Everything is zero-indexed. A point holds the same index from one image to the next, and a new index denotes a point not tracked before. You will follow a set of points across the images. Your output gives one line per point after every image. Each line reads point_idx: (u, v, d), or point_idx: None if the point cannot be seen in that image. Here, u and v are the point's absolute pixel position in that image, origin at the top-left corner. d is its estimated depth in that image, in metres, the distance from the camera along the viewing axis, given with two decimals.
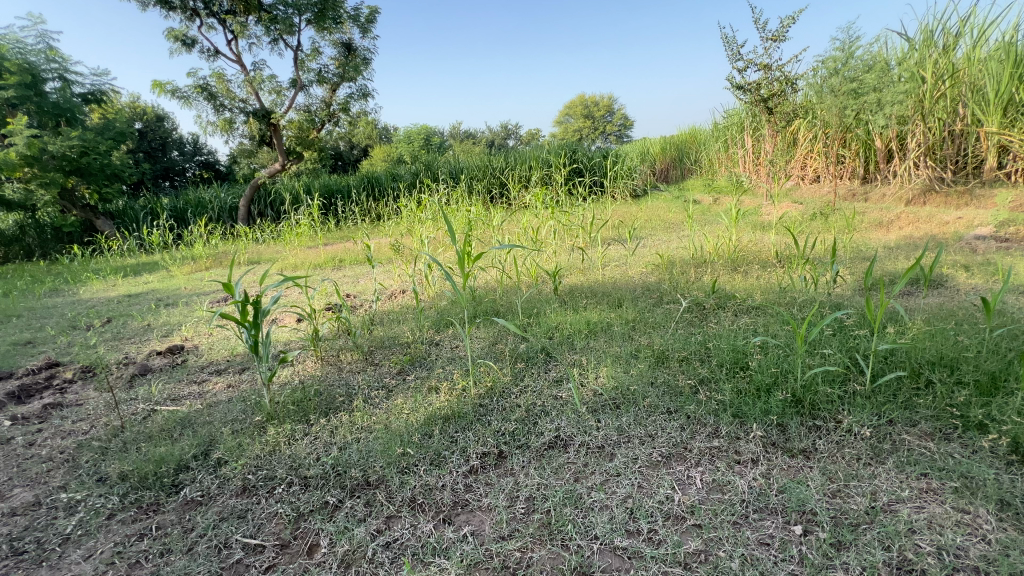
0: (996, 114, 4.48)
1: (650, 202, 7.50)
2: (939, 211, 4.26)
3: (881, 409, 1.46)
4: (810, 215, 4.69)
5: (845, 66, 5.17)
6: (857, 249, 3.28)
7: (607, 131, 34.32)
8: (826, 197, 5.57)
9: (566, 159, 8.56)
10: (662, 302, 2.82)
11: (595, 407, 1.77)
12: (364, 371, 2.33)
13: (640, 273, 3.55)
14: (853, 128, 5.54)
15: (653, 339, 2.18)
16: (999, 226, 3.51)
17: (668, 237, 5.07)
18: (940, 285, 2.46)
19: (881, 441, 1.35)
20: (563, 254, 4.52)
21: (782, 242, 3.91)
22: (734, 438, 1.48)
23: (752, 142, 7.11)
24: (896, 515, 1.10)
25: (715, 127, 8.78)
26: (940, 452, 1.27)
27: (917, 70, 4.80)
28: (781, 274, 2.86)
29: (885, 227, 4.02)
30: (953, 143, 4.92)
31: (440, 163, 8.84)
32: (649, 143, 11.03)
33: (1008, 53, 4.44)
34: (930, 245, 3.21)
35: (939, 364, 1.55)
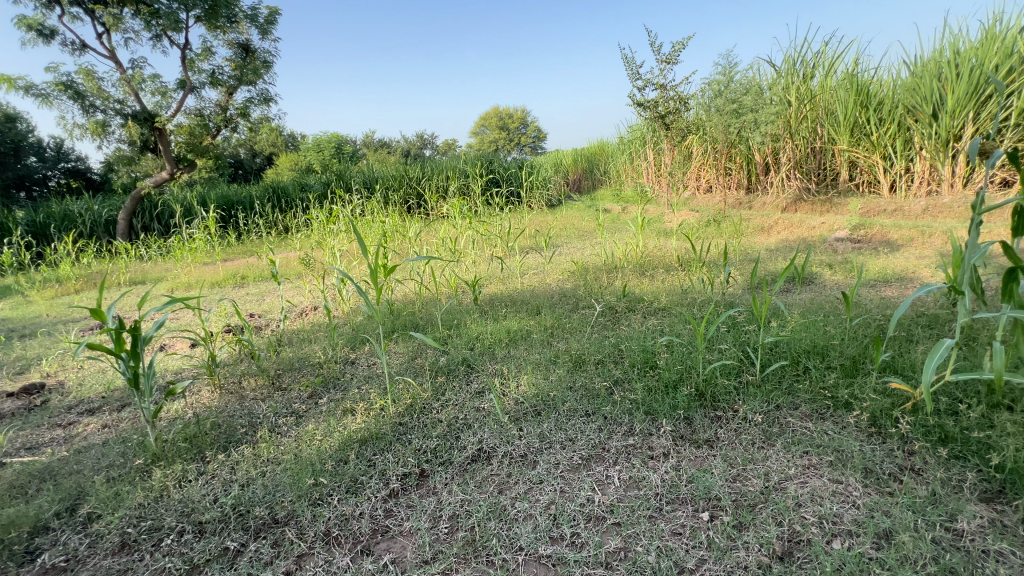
0: (846, 134, 5.29)
1: (564, 211, 7.79)
2: (807, 217, 4.87)
3: (769, 396, 1.61)
4: (705, 221, 5.16)
5: (727, 89, 5.76)
6: (745, 252, 3.66)
7: (521, 143, 35.29)
8: (717, 206, 6.15)
9: (483, 169, 8.64)
10: (578, 308, 2.91)
11: (517, 416, 1.78)
12: (271, 398, 2.14)
13: (557, 280, 3.66)
14: (736, 144, 6.20)
15: (571, 344, 2.25)
16: (854, 229, 4.09)
17: (582, 244, 5.30)
18: (811, 282, 2.81)
19: (771, 425, 1.49)
20: (483, 263, 4.55)
21: (682, 246, 4.25)
22: (648, 434, 1.57)
23: (653, 154, 7.67)
24: (786, 492, 1.22)
25: (621, 141, 9.35)
26: (817, 431, 1.43)
27: (785, 95, 5.59)
28: (682, 277, 3.10)
29: (766, 232, 4.53)
30: (815, 158, 5.67)
31: (352, 173, 8.49)
32: (561, 155, 11.50)
33: (852, 83, 5.24)
34: (802, 247, 3.66)
35: (813, 352, 1.75)
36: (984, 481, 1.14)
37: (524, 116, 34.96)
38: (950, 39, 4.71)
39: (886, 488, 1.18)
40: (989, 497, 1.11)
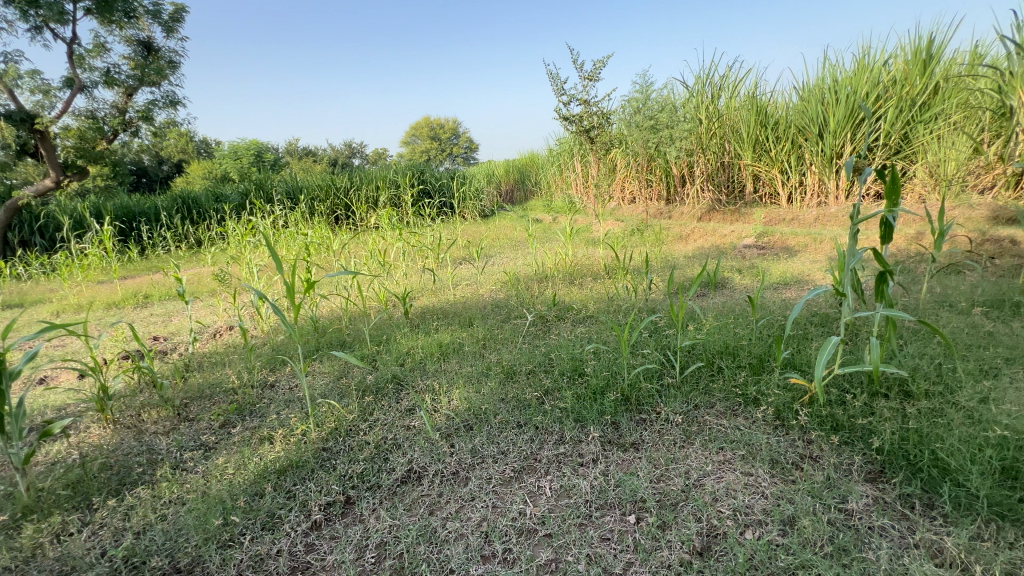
0: (749, 150, 5.80)
1: (497, 222, 7.85)
2: (720, 226, 5.27)
3: (688, 397, 1.70)
4: (629, 231, 5.42)
5: (644, 106, 6.26)
6: (666, 259, 3.88)
7: (453, 153, 35.25)
8: (640, 216, 6.49)
9: (414, 179, 8.50)
10: (510, 318, 2.92)
11: (448, 432, 1.74)
12: (175, 430, 1.93)
13: (489, 291, 3.66)
14: (655, 158, 6.60)
15: (502, 355, 2.25)
16: (759, 236, 4.48)
17: (514, 254, 5.36)
18: (724, 287, 3.02)
19: (690, 425, 1.58)
20: (414, 275, 4.45)
21: (609, 255, 4.42)
22: (577, 441, 1.59)
23: (581, 166, 7.97)
24: (704, 488, 1.29)
25: (550, 153, 9.63)
26: (731, 427, 1.52)
27: (697, 113, 6.02)
28: (609, 285, 3.22)
29: (685, 240, 4.84)
30: (724, 172, 6.18)
31: (272, 182, 8.00)
32: (493, 165, 11.62)
33: (752, 104, 5.77)
34: (715, 254, 3.94)
35: (725, 352, 1.88)
36: (869, 462, 1.26)
37: (455, 127, 35.04)
38: (829, 68, 5.32)
39: (789, 476, 1.28)
40: (873, 477, 1.23)
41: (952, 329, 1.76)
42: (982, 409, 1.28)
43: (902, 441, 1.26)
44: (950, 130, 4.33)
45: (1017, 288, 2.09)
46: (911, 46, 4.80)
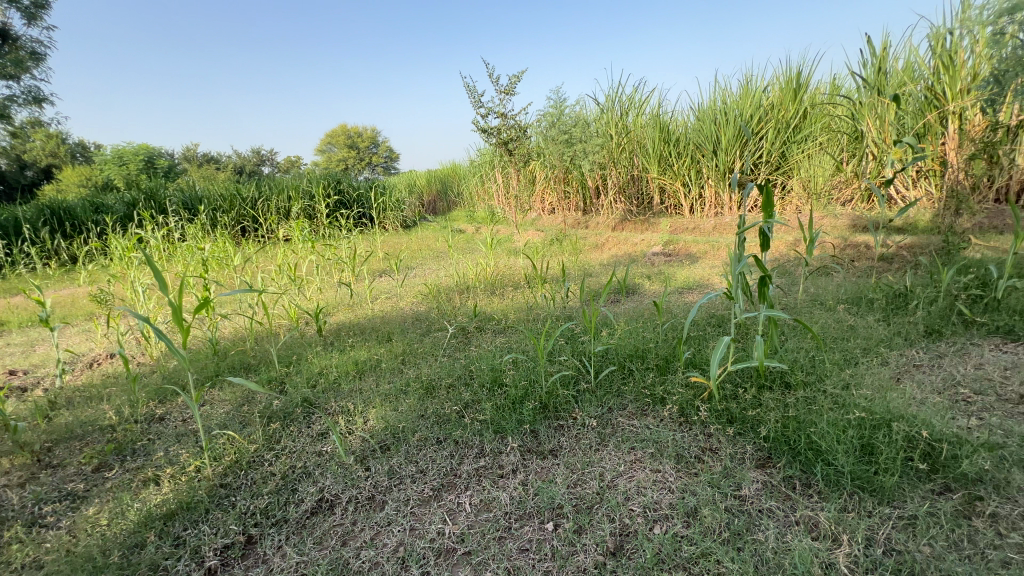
0: (655, 164, 6.24)
1: (419, 232, 7.72)
2: (632, 235, 5.59)
3: (603, 400, 1.77)
4: (549, 240, 5.58)
5: (559, 120, 6.49)
6: (583, 268, 4.04)
7: (372, 162, 34.22)
8: (559, 226, 6.71)
9: (329, 189, 8.12)
10: (431, 331, 2.86)
11: (363, 454, 1.66)
12: (34, 480, 1.65)
13: (409, 304, 3.57)
14: (571, 170, 6.88)
15: (421, 370, 2.19)
16: (666, 244, 4.82)
17: (437, 266, 5.29)
18: (635, 292, 3.20)
19: (604, 427, 1.64)
20: (329, 290, 4.23)
21: (529, 264, 4.52)
22: (497, 452, 1.59)
23: (502, 177, 8.09)
24: (617, 488, 1.34)
25: (472, 164, 9.68)
26: (641, 427, 1.60)
27: (608, 129, 6.37)
28: (529, 294, 3.28)
29: (600, 248, 5.08)
30: (634, 184, 6.59)
31: (163, 191, 7.24)
32: (414, 176, 11.44)
33: (656, 122, 6.22)
34: (628, 262, 4.17)
35: (635, 355, 1.98)
36: (758, 450, 1.38)
37: (374, 136, 34.10)
38: (719, 92, 5.87)
39: (692, 469, 1.37)
40: (762, 463, 1.35)
41: (822, 324, 2.00)
42: (845, 395, 1.46)
43: (784, 428, 1.39)
44: (817, 150, 4.96)
45: (870, 287, 2.43)
46: (783, 75, 5.45)
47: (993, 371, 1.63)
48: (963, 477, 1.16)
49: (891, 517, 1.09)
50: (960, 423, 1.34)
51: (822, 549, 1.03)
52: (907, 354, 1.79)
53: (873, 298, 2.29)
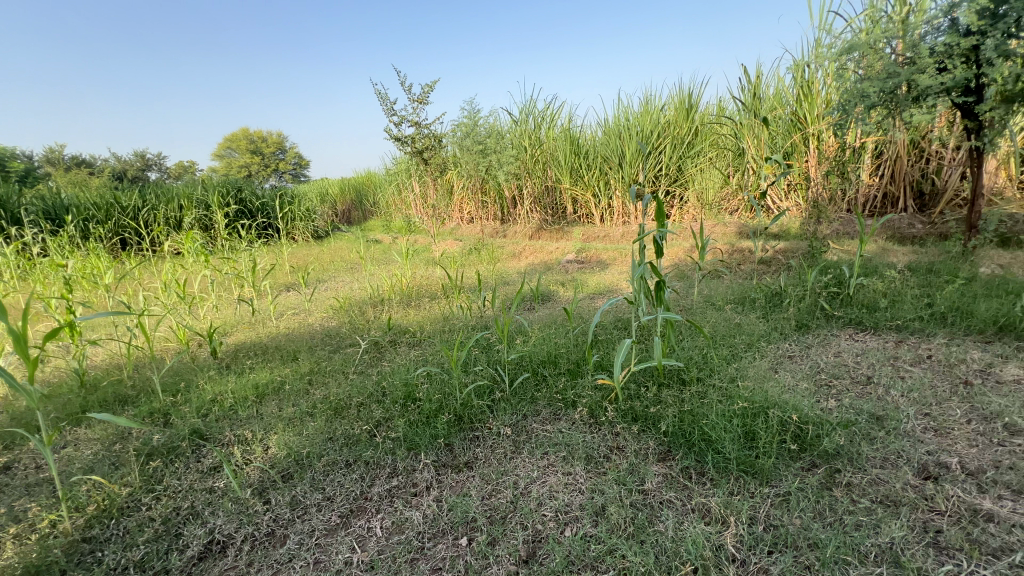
0: (567, 175, 6.50)
1: (331, 243, 7.35)
2: (547, 243, 5.76)
3: (517, 408, 1.79)
4: (467, 250, 5.57)
5: (474, 130, 6.53)
6: (500, 276, 4.08)
7: (279, 169, 32.07)
8: (477, 235, 6.73)
9: (227, 197, 7.47)
10: (342, 348, 2.72)
11: (263, 485, 1.52)
12: None
13: (319, 319, 3.37)
14: (488, 181, 6.96)
15: (330, 390, 2.07)
16: (579, 251, 5.02)
17: (351, 277, 5.06)
18: (550, 300, 3.29)
19: (518, 435, 1.65)
20: (227, 307, 3.87)
21: (447, 274, 4.48)
22: (411, 470, 1.54)
23: (418, 187, 7.97)
24: (530, 495, 1.35)
25: (387, 172, 9.44)
26: (554, 431, 1.64)
27: (522, 141, 6.54)
28: (445, 305, 3.24)
29: (518, 257, 5.18)
30: (548, 195, 6.81)
31: (16, 197, 6.19)
32: (326, 184, 10.91)
33: (567, 135, 6.50)
34: (543, 270, 4.29)
35: (548, 361, 2.03)
36: (659, 445, 1.47)
37: (280, 141, 32.04)
38: (622, 109, 6.28)
39: (601, 468, 1.42)
40: (663, 456, 1.43)
41: (713, 324, 2.19)
42: (731, 388, 1.60)
43: (681, 422, 1.49)
44: (708, 165, 5.45)
45: (753, 287, 2.71)
46: (677, 96, 5.94)
47: (848, 358, 1.88)
48: (825, 453, 1.32)
49: (770, 495, 1.21)
50: (823, 405, 1.53)
51: (713, 533, 1.11)
52: (781, 347, 2.02)
53: (754, 298, 2.56)
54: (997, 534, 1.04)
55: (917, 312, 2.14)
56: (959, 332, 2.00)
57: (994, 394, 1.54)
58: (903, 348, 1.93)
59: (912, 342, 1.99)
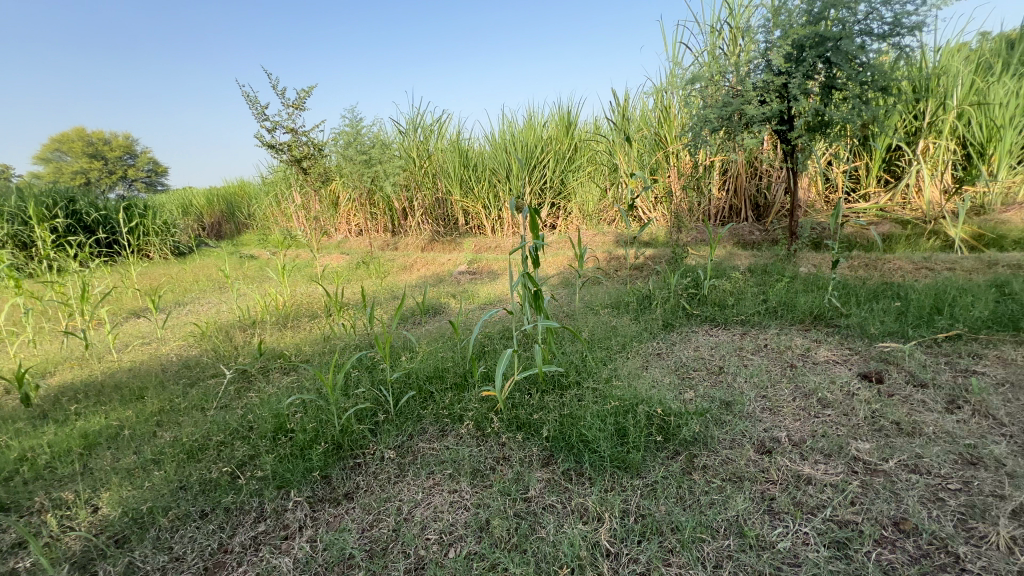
0: (457, 187, 6.51)
1: (195, 260, 6.50)
2: (439, 255, 5.69)
3: (402, 428, 1.72)
4: (354, 264, 5.29)
5: (357, 140, 6.23)
6: (389, 291, 3.93)
7: (127, 176, 27.74)
8: (366, 248, 6.44)
9: (53, 210, 6.25)
10: (202, 380, 2.39)
11: (88, 556, 1.27)
12: None
13: (174, 349, 2.94)
14: (376, 192, 6.71)
15: (183, 429, 1.80)
16: (471, 262, 5.04)
17: (218, 298, 4.52)
18: (440, 313, 3.24)
19: (403, 457, 1.58)
20: (50, 341, 3.20)
21: (330, 291, 4.19)
22: (280, 511, 1.39)
23: (298, 198, 7.40)
24: (414, 520, 1.30)
25: (262, 181, 8.64)
26: (440, 448, 1.60)
27: (409, 152, 6.40)
28: (327, 324, 3.02)
29: (408, 270, 5.04)
30: (439, 206, 6.75)
31: None
32: (188, 193, 9.67)
33: (455, 147, 6.52)
34: (435, 284, 4.22)
35: (434, 376, 1.98)
36: (542, 450, 1.50)
37: (129, 144, 27.81)
38: (507, 123, 6.46)
39: (487, 481, 1.42)
40: (546, 461, 1.47)
41: (592, 329, 2.32)
42: (606, 388, 1.70)
43: (561, 426, 1.54)
44: (587, 179, 5.90)
45: (627, 292, 2.93)
46: (557, 114, 6.27)
47: (704, 351, 2.12)
48: (685, 441, 1.45)
49: (639, 487, 1.30)
50: (684, 396, 1.70)
51: (590, 531, 1.16)
52: (651, 346, 2.20)
53: (628, 301, 2.77)
54: (814, 494, 1.23)
55: (756, 307, 2.48)
56: (786, 322, 2.37)
57: (811, 373, 1.83)
58: (746, 339, 2.22)
59: (752, 334, 2.30)
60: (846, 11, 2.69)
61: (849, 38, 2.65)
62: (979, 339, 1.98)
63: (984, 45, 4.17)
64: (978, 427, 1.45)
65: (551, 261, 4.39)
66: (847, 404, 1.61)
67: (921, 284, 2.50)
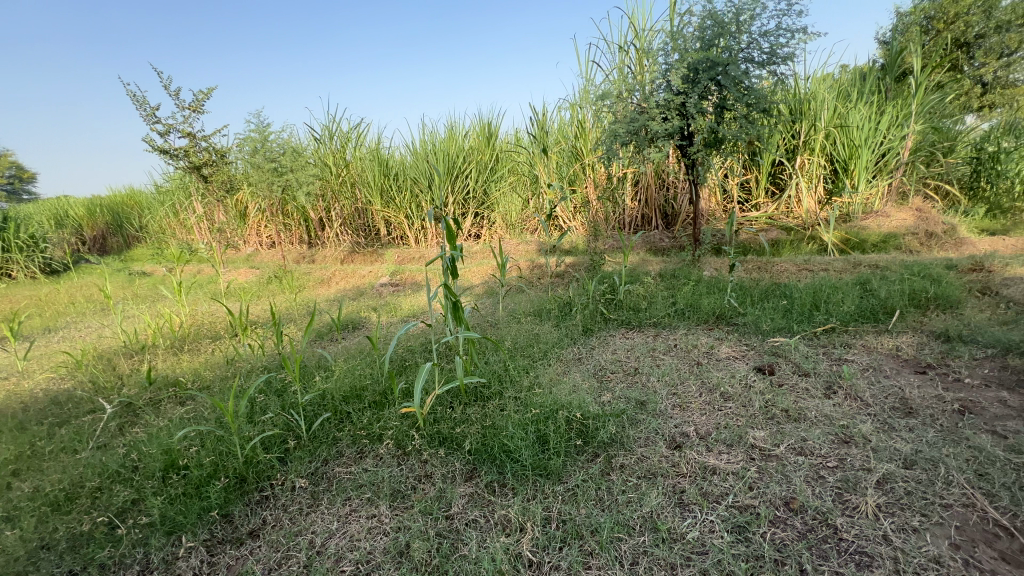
0: (378, 197, 6.31)
1: (72, 279, 5.70)
2: (358, 267, 5.46)
3: (316, 453, 1.61)
4: (265, 278, 4.91)
5: (264, 147, 5.68)
6: (303, 306, 3.70)
7: None
8: (278, 262, 6.03)
9: None
10: (76, 417, 2.08)
11: None
12: None
13: (41, 383, 2.54)
14: (289, 202, 6.34)
15: (46, 477, 1.54)
16: (393, 274, 4.89)
17: (100, 321, 3.99)
18: (359, 328, 3.10)
19: (316, 484, 1.48)
20: None
21: (237, 309, 3.86)
22: (171, 561, 1.24)
23: (199, 208, 6.77)
24: (328, 553, 1.21)
25: (156, 190, 7.80)
26: (357, 472, 1.51)
27: (324, 160, 6.12)
28: (232, 345, 2.76)
29: (326, 283, 4.79)
30: (359, 217, 6.52)
31: None
32: (62, 203, 8.48)
33: (374, 156, 6.31)
34: (355, 298, 4.04)
35: (351, 396, 1.87)
36: (465, 464, 1.48)
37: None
38: (429, 133, 6.37)
39: (407, 502, 1.36)
40: (469, 475, 1.44)
41: (515, 337, 2.33)
42: (527, 396, 1.71)
43: (484, 437, 1.52)
44: (510, 189, 5.91)
45: (549, 299, 2.99)
46: (478, 124, 6.31)
47: (620, 354, 2.21)
48: (603, 443, 1.50)
49: (560, 492, 1.32)
50: (602, 399, 1.76)
51: (512, 543, 1.16)
52: (572, 352, 2.26)
53: (550, 309, 2.83)
54: (718, 483, 1.32)
55: (666, 310, 2.65)
56: (693, 323, 2.55)
57: (715, 369, 1.98)
58: (658, 341, 2.36)
59: (664, 335, 2.45)
60: (732, 41, 2.98)
61: (735, 64, 2.93)
62: (849, 331, 2.26)
63: (844, 75, 4.82)
64: (850, 409, 1.64)
65: (475, 270, 4.39)
66: (745, 396, 1.76)
67: (803, 284, 2.81)
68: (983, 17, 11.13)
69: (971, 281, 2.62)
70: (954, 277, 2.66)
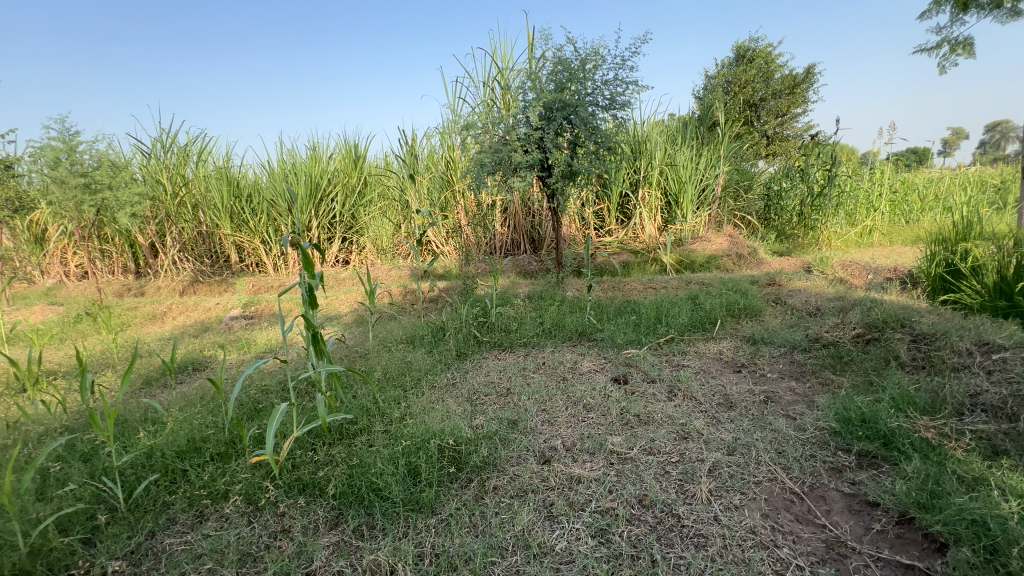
0: (226, 220, 5.61)
1: None
2: (202, 299, 4.76)
3: (137, 526, 1.33)
4: (73, 316, 4.02)
5: (70, 159, 4.69)
6: (125, 348, 3.10)
7: None
8: (92, 295, 5.00)
9: None
10: None
11: None
12: None
13: None
14: (108, 224, 5.36)
15: None
16: (246, 305, 4.37)
17: None
18: (201, 370, 2.70)
19: (138, 564, 1.23)
20: None
21: (27, 356, 3.09)
22: None
23: None
24: None
25: None
26: (195, 538, 1.29)
27: (155, 176, 5.28)
28: (17, 404, 2.19)
29: (159, 319, 4.09)
30: (203, 242, 5.75)
31: None
32: None
33: (220, 175, 5.61)
34: (195, 335, 3.51)
35: (187, 451, 1.59)
36: (329, 511, 1.36)
37: None
38: (287, 152, 5.89)
39: (259, 564, 1.20)
40: (334, 522, 1.33)
41: (385, 368, 2.22)
42: (398, 429, 1.64)
43: (350, 478, 1.42)
44: (379, 214, 5.70)
45: (421, 325, 2.93)
46: (344, 146, 6.02)
47: (493, 375, 2.26)
48: (476, 467, 1.50)
49: (433, 525, 1.29)
50: (474, 423, 1.77)
51: None
52: (445, 377, 2.24)
53: (423, 335, 2.78)
54: (582, 491, 1.41)
55: (534, 330, 2.78)
56: (558, 340, 2.72)
57: (578, 383, 2.12)
58: (528, 359, 2.46)
59: (532, 354, 2.57)
60: (580, 86, 3.34)
61: (583, 106, 3.27)
62: (684, 340, 2.62)
63: (671, 123, 5.68)
64: (687, 408, 1.89)
65: (343, 298, 4.14)
66: (604, 405, 1.92)
67: (648, 300, 3.19)
68: (763, 84, 14.31)
69: (768, 293, 3.24)
70: (756, 290, 3.26)
